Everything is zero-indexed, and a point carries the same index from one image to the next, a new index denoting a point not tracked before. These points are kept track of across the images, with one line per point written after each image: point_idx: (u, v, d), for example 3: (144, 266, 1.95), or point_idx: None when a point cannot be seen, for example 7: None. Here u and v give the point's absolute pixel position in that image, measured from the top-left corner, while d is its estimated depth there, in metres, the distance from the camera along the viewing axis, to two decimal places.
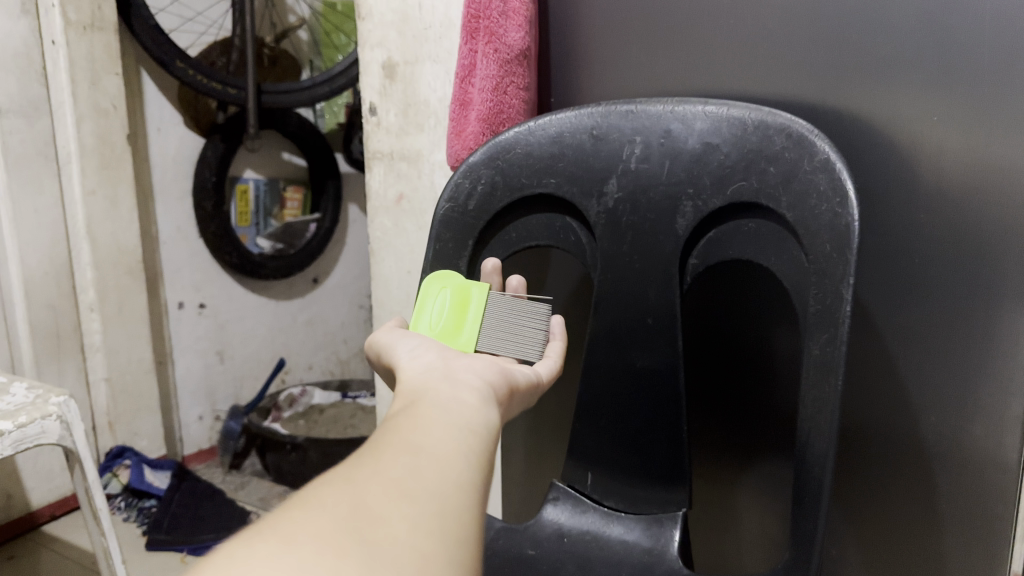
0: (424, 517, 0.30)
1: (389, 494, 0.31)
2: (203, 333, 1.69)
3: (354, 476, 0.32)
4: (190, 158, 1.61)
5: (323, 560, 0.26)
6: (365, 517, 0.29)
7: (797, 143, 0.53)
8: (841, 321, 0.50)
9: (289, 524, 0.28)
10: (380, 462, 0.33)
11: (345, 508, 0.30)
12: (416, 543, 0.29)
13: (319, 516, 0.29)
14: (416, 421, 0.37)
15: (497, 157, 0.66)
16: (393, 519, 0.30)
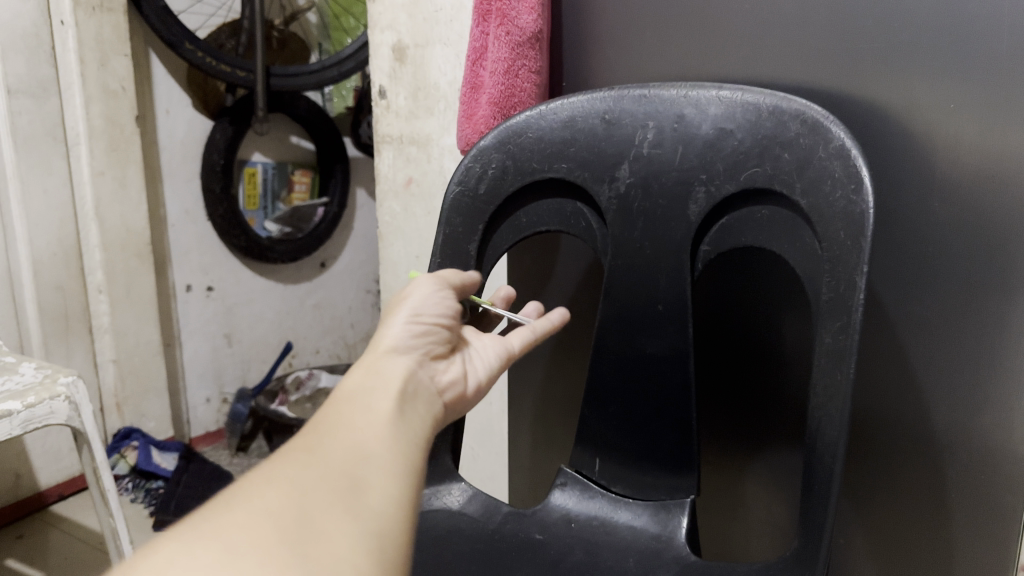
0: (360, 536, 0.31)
1: (330, 506, 0.31)
2: (211, 315, 1.70)
3: (300, 475, 0.32)
4: (198, 141, 1.61)
5: None
6: (301, 527, 0.30)
7: (812, 129, 0.53)
8: (854, 309, 0.50)
9: (223, 528, 0.29)
10: (323, 467, 0.33)
11: (285, 515, 0.30)
12: (349, 564, 0.29)
13: (254, 523, 0.29)
14: (369, 420, 0.37)
15: (508, 141, 0.66)
16: (326, 535, 0.30)
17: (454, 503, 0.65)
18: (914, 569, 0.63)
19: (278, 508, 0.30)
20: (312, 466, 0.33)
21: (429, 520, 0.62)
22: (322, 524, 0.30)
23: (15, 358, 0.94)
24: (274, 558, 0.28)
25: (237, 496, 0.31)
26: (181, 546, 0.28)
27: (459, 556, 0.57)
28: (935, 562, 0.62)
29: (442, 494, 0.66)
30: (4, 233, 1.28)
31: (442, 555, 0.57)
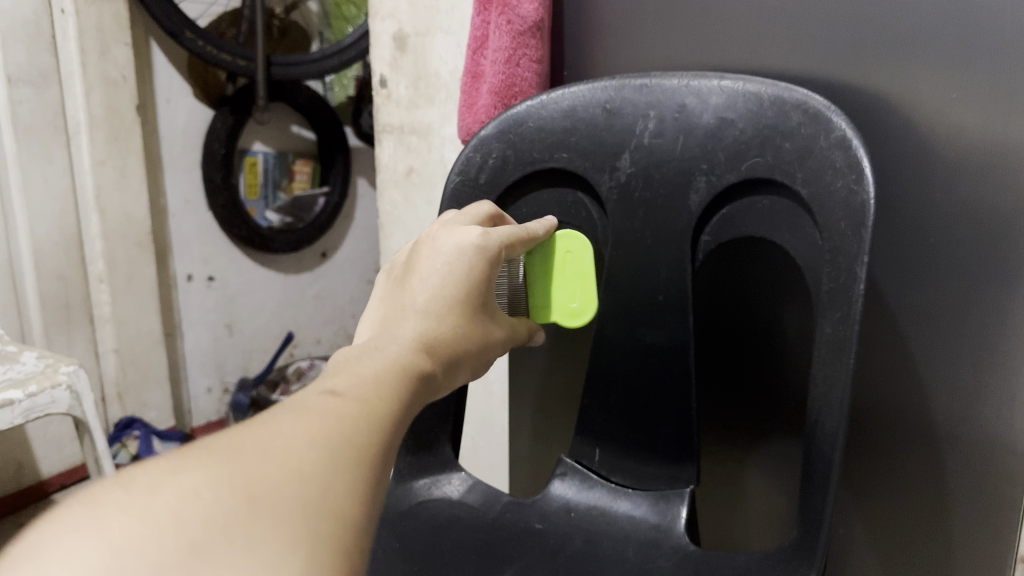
0: (361, 484, 0.34)
1: (342, 450, 0.34)
2: (212, 305, 1.70)
3: (316, 416, 0.35)
4: (199, 130, 1.61)
5: (237, 513, 0.29)
6: (313, 466, 0.32)
7: (814, 119, 0.53)
8: (854, 299, 0.50)
9: (238, 452, 0.32)
10: (313, 413, 0.35)
11: (301, 451, 0.33)
12: (330, 505, 0.32)
13: (273, 454, 0.32)
14: (360, 377, 0.39)
15: (509, 130, 0.65)
16: (336, 478, 0.33)
17: (454, 492, 0.65)
18: (915, 559, 0.63)
19: (295, 443, 0.33)
20: (326, 412, 0.36)
21: (429, 509, 0.62)
22: (331, 467, 0.33)
23: (16, 347, 0.94)
24: (259, 494, 0.30)
25: (260, 425, 0.34)
26: (198, 462, 0.31)
27: (458, 545, 0.57)
28: (935, 552, 0.62)
29: (442, 483, 0.66)
30: (5, 223, 1.28)
31: (441, 545, 0.57)
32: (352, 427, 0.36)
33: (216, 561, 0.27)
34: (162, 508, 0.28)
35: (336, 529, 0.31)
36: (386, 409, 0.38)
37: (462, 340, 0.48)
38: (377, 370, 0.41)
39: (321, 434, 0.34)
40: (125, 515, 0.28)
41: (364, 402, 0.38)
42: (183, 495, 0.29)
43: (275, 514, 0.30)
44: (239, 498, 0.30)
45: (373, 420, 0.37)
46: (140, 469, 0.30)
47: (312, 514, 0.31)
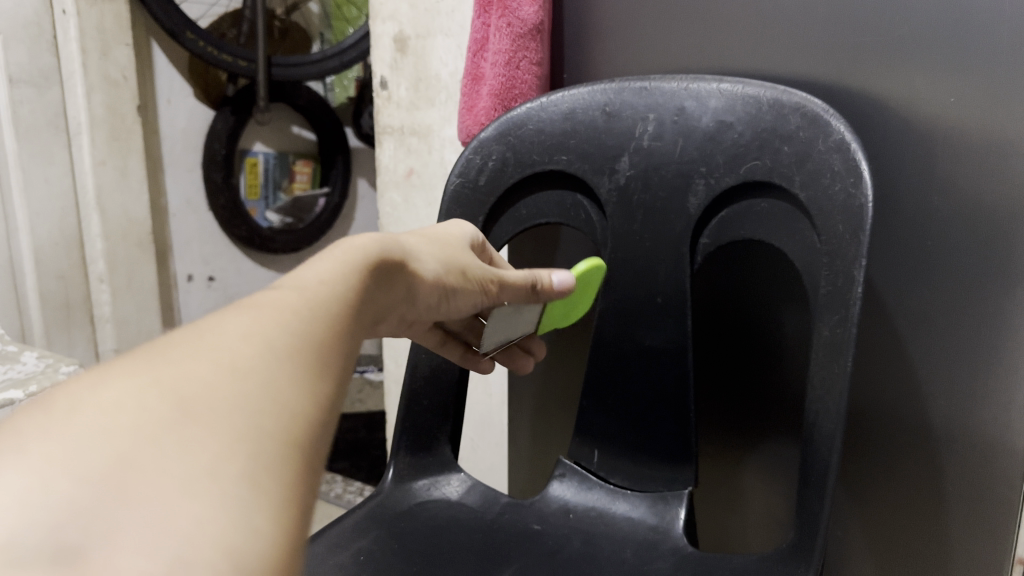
0: (310, 379, 0.30)
1: (284, 343, 0.30)
2: (212, 306, 1.72)
3: (250, 313, 0.31)
4: (199, 130, 1.61)
5: (169, 419, 0.25)
6: (253, 362, 0.28)
7: (812, 122, 0.53)
8: (852, 302, 0.50)
9: (170, 356, 0.27)
10: (246, 308, 0.31)
11: (236, 346, 0.29)
12: (280, 403, 0.28)
13: (202, 354, 0.28)
14: (302, 277, 0.35)
15: (509, 133, 0.66)
16: (283, 374, 0.29)
17: (453, 493, 0.65)
18: (912, 561, 0.64)
19: (228, 341, 0.29)
20: (264, 305, 0.32)
21: (427, 510, 0.62)
22: (272, 363, 0.29)
23: (17, 347, 0.94)
24: (192, 397, 0.26)
25: (182, 331, 0.29)
26: (123, 372, 0.26)
27: (457, 545, 0.58)
28: (931, 554, 0.62)
29: (441, 484, 0.66)
30: (5, 223, 1.26)
31: (440, 545, 0.58)
32: (294, 320, 0.31)
33: (154, 474, 0.23)
34: (85, 426, 0.24)
35: (287, 429, 0.27)
36: (334, 305, 0.34)
37: (429, 265, 0.45)
38: (325, 271, 0.36)
39: (262, 328, 0.30)
40: (41, 440, 0.23)
41: (309, 295, 0.34)
42: (106, 407, 0.25)
43: (222, 417, 0.26)
44: (171, 402, 0.25)
45: (321, 314, 0.33)
46: (58, 392, 0.25)
47: (260, 415, 0.27)
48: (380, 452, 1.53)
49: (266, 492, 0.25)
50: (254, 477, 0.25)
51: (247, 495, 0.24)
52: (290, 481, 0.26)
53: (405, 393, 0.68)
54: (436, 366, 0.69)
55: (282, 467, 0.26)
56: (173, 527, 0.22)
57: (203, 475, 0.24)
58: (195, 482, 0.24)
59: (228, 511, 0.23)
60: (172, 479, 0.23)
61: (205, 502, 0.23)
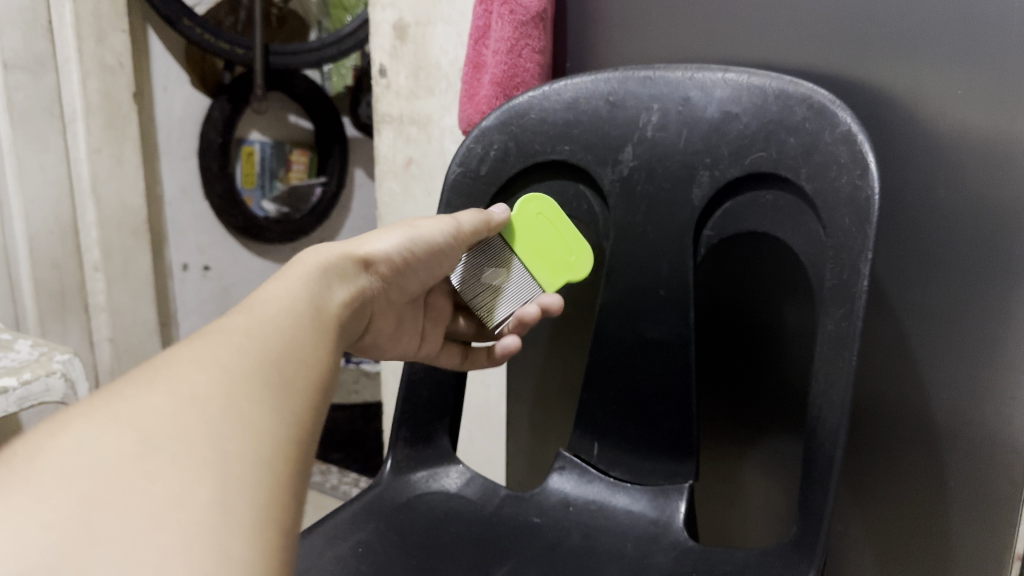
0: (267, 404, 0.33)
1: (236, 368, 0.33)
2: (208, 295, 1.71)
3: (203, 346, 0.34)
4: (195, 118, 1.60)
5: (130, 453, 0.28)
6: (206, 388, 0.31)
7: (819, 114, 0.52)
8: (857, 296, 0.50)
9: (128, 395, 0.31)
10: (200, 344, 0.34)
11: (189, 378, 0.32)
12: (237, 421, 0.31)
13: (157, 390, 0.31)
14: (255, 302, 0.38)
15: (510, 122, 0.65)
16: (236, 395, 0.32)
17: (452, 485, 0.65)
18: (912, 556, 0.63)
19: (181, 373, 0.32)
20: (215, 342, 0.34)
21: (426, 502, 0.62)
22: (226, 394, 0.32)
23: (10, 335, 0.93)
24: (150, 429, 0.29)
25: (139, 372, 0.33)
26: (88, 420, 0.29)
27: (456, 538, 0.57)
28: (932, 548, 0.62)
29: (440, 476, 0.66)
30: None
31: (439, 538, 0.57)
32: (244, 344, 0.35)
33: (126, 505, 0.26)
34: (59, 471, 0.27)
35: (249, 452, 0.30)
36: (287, 324, 0.37)
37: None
38: (276, 295, 0.39)
39: (215, 364, 0.33)
40: (19, 486, 0.27)
41: (259, 326, 0.36)
42: (76, 454, 0.28)
43: (180, 444, 0.29)
44: (137, 443, 0.29)
45: (273, 336, 0.36)
46: (34, 440, 0.29)
47: (221, 442, 0.30)
48: (376, 444, 1.52)
49: (233, 509, 0.28)
50: (218, 495, 0.28)
51: (214, 514, 0.27)
52: (255, 496, 0.29)
53: (404, 385, 0.67)
54: None
55: (245, 486, 0.29)
56: (147, 548, 0.25)
57: (170, 502, 0.27)
58: (163, 510, 0.27)
59: (197, 529, 0.26)
60: (140, 505, 0.27)
61: (174, 523, 0.26)
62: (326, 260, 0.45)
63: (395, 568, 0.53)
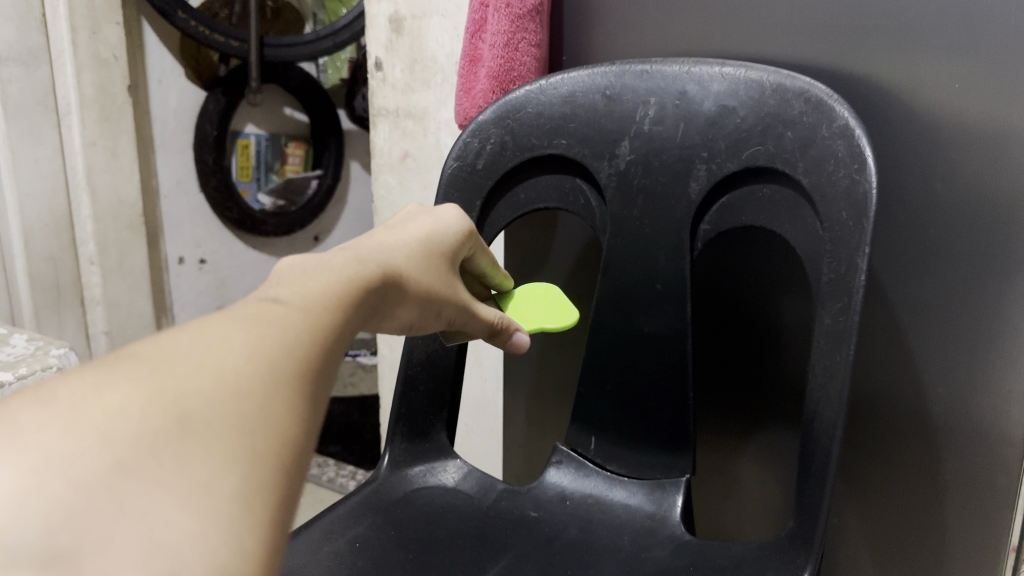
0: (307, 402, 0.28)
1: (281, 363, 0.29)
2: (203, 288, 1.70)
3: (252, 324, 0.30)
4: (190, 111, 1.59)
5: (167, 432, 0.24)
6: (252, 379, 0.27)
7: (816, 108, 0.52)
8: (854, 290, 0.50)
9: (173, 358, 0.27)
10: (253, 322, 0.30)
11: (237, 362, 0.27)
12: (277, 425, 0.27)
13: (205, 364, 0.27)
14: (308, 288, 0.34)
15: (508, 116, 0.65)
16: (279, 394, 0.28)
17: (449, 480, 0.65)
18: (909, 548, 0.64)
19: (231, 353, 0.28)
20: (266, 319, 0.30)
21: (423, 497, 0.62)
22: (272, 380, 0.28)
23: (6, 329, 0.93)
24: (192, 407, 0.25)
25: (189, 332, 0.28)
26: (124, 371, 0.26)
27: (453, 532, 0.57)
28: (928, 541, 0.62)
29: (437, 471, 0.66)
30: None
31: (437, 532, 0.57)
32: (295, 339, 0.30)
33: (151, 486, 0.23)
34: (85, 425, 0.23)
35: (283, 452, 0.26)
36: (333, 329, 0.33)
37: (419, 276, 0.42)
38: (329, 287, 0.35)
39: (264, 345, 0.29)
40: (42, 436, 0.23)
41: (311, 312, 0.32)
42: (109, 410, 0.24)
43: (219, 434, 0.25)
44: (174, 414, 0.25)
45: (321, 336, 0.31)
46: (60, 382, 0.25)
47: (255, 435, 0.26)
48: (373, 436, 1.52)
49: (258, 515, 0.24)
50: (245, 500, 0.24)
51: (238, 516, 0.23)
52: (282, 504, 0.25)
53: (400, 379, 0.68)
54: (432, 351, 0.68)
55: (273, 486, 0.25)
56: (163, 542, 0.22)
57: (196, 492, 0.23)
58: (188, 502, 0.23)
59: (219, 530, 0.23)
60: (167, 492, 0.23)
61: (198, 518, 0.23)
62: (378, 259, 0.39)
63: (393, 563, 0.53)
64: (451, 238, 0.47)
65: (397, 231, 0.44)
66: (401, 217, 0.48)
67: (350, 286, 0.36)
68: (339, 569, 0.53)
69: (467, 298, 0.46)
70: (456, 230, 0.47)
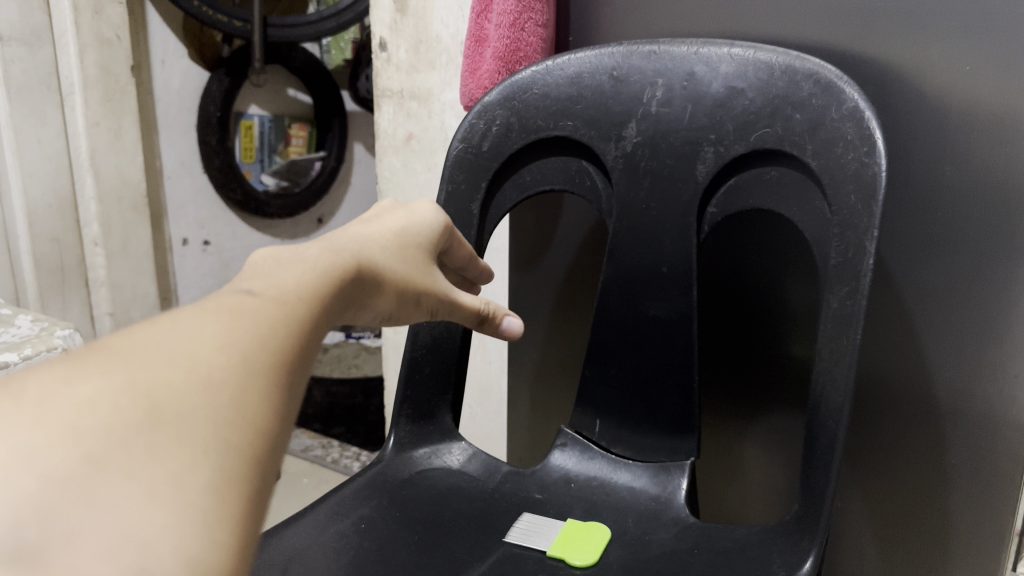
0: (281, 392, 0.29)
1: (256, 353, 0.29)
2: (208, 269, 1.71)
3: (226, 314, 0.30)
4: (195, 91, 1.59)
5: (138, 426, 0.24)
6: (225, 369, 0.27)
7: (825, 90, 0.52)
8: (863, 274, 0.49)
9: (144, 349, 0.26)
10: (226, 311, 0.30)
11: (211, 352, 0.27)
12: (250, 417, 0.27)
13: (177, 354, 0.27)
14: (283, 278, 0.34)
15: (513, 97, 0.64)
16: (253, 384, 0.28)
17: (454, 462, 0.65)
18: (912, 531, 0.64)
19: (205, 342, 0.28)
20: (241, 308, 0.30)
21: (428, 479, 0.63)
22: (246, 371, 0.28)
23: (10, 310, 0.93)
24: (164, 399, 0.25)
25: (161, 323, 0.28)
26: (94, 363, 0.25)
27: (455, 515, 0.58)
28: (930, 521, 0.63)
29: (442, 453, 0.66)
30: None
31: (441, 515, 0.58)
32: (271, 329, 0.30)
33: (122, 480, 0.23)
34: (56, 418, 0.23)
35: (257, 446, 0.26)
36: (310, 319, 0.33)
37: (396, 267, 0.42)
38: (305, 276, 0.35)
39: (240, 334, 0.29)
40: (11, 428, 0.23)
41: (287, 302, 0.32)
42: (80, 401, 0.24)
43: (193, 426, 0.25)
44: (146, 407, 0.25)
45: (297, 326, 0.31)
46: (29, 373, 0.24)
47: (227, 426, 0.26)
48: (377, 418, 1.53)
49: (230, 509, 0.24)
50: (219, 494, 0.24)
51: (212, 512, 0.24)
52: (252, 496, 0.25)
53: (405, 361, 0.67)
54: (437, 335, 0.67)
55: (245, 482, 0.25)
56: (133, 538, 0.22)
57: (169, 487, 0.23)
58: (161, 497, 0.23)
59: (191, 524, 0.23)
60: (139, 487, 0.23)
61: (169, 513, 0.23)
62: (352, 249, 0.39)
63: (399, 544, 0.54)
64: (430, 231, 0.46)
65: (373, 221, 0.44)
66: (378, 210, 0.47)
67: (326, 276, 0.36)
68: (345, 550, 0.53)
69: (446, 285, 0.46)
70: (433, 224, 0.47)
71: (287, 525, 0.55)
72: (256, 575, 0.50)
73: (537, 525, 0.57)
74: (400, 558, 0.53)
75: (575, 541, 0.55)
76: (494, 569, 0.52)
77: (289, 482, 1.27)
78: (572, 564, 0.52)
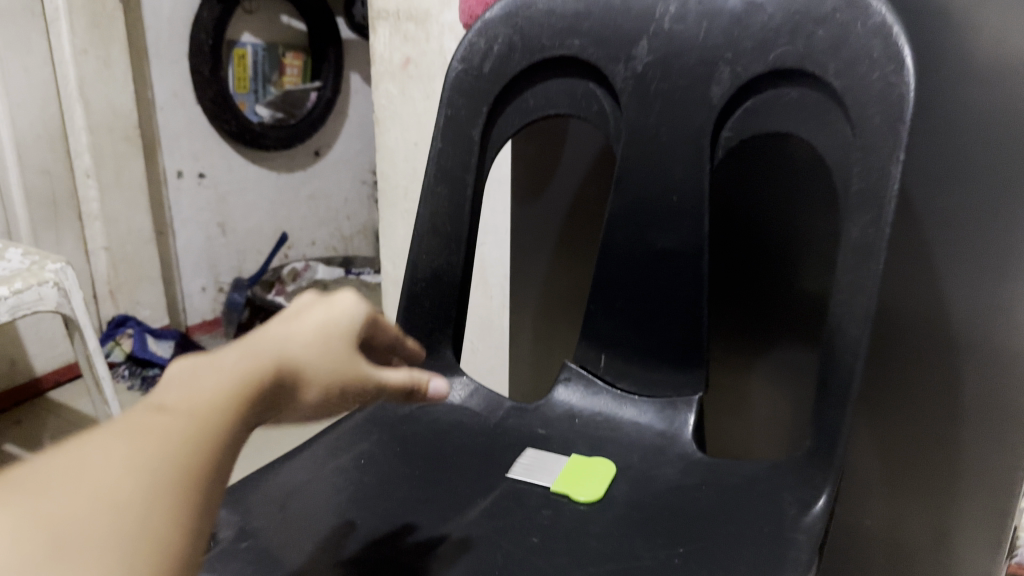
0: (193, 517, 0.27)
1: (168, 476, 0.27)
2: (204, 204, 1.60)
3: (138, 439, 0.28)
4: (184, 18, 1.48)
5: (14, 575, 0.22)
6: (128, 500, 0.26)
7: (851, 3, 0.48)
8: (886, 200, 0.47)
9: (38, 491, 0.25)
10: (137, 436, 0.28)
11: (116, 481, 0.26)
12: (154, 550, 0.25)
13: (77, 494, 0.26)
14: (204, 388, 0.31)
15: (516, 14, 0.61)
16: (162, 512, 0.26)
17: (455, 398, 0.63)
18: (921, 469, 0.62)
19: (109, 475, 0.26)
20: (154, 430, 0.29)
21: (429, 415, 0.61)
22: (150, 501, 0.26)
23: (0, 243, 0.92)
24: (52, 543, 0.24)
25: (62, 458, 0.27)
26: None
27: (457, 451, 0.57)
28: (940, 458, 0.61)
29: (443, 388, 0.64)
30: None
31: (442, 451, 0.56)
32: (187, 447, 0.29)
33: None
34: None
35: None
36: (229, 437, 0.30)
37: (340, 352, 0.38)
38: (226, 384, 0.32)
39: (147, 461, 0.27)
40: None
41: (200, 418, 0.30)
42: None
43: (79, 563, 0.23)
44: (29, 550, 0.23)
45: (215, 443, 0.30)
46: None
47: (122, 562, 0.24)
48: None
49: None
50: None
51: None
52: None
53: (404, 294, 0.65)
54: (437, 268, 0.64)
55: None
56: None
57: None
58: None
59: None
60: None
61: None
62: (288, 339, 0.36)
63: (399, 481, 0.53)
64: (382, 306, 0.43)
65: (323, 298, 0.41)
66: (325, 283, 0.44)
67: (248, 381, 0.32)
68: (343, 488, 0.52)
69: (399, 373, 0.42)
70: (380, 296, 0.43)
71: (284, 461, 0.54)
72: (253, 513, 0.48)
73: (541, 459, 0.56)
74: (399, 495, 0.51)
75: (580, 476, 0.53)
76: (498, 505, 0.51)
77: (291, 417, 1.26)
78: (577, 501, 0.51)
